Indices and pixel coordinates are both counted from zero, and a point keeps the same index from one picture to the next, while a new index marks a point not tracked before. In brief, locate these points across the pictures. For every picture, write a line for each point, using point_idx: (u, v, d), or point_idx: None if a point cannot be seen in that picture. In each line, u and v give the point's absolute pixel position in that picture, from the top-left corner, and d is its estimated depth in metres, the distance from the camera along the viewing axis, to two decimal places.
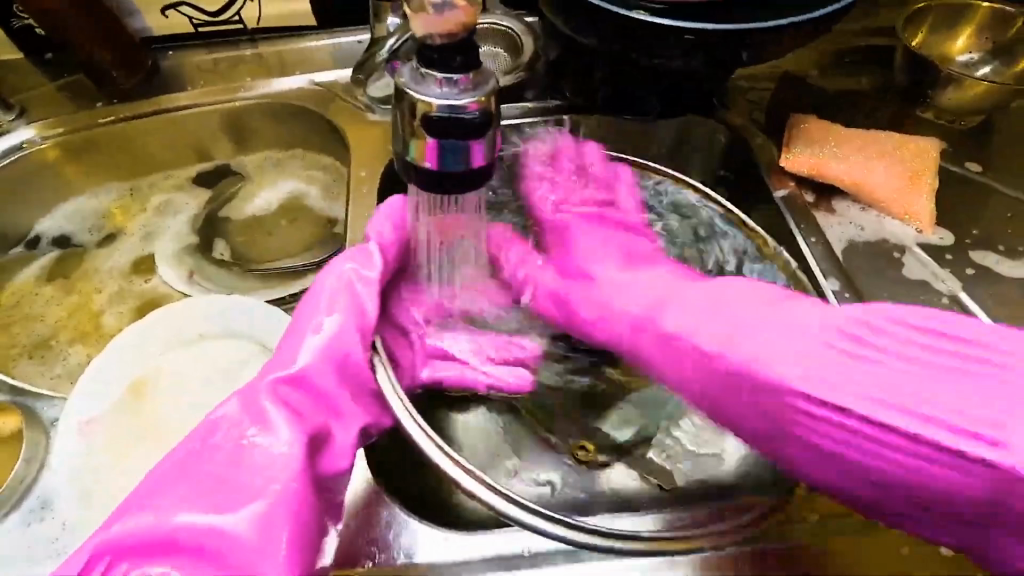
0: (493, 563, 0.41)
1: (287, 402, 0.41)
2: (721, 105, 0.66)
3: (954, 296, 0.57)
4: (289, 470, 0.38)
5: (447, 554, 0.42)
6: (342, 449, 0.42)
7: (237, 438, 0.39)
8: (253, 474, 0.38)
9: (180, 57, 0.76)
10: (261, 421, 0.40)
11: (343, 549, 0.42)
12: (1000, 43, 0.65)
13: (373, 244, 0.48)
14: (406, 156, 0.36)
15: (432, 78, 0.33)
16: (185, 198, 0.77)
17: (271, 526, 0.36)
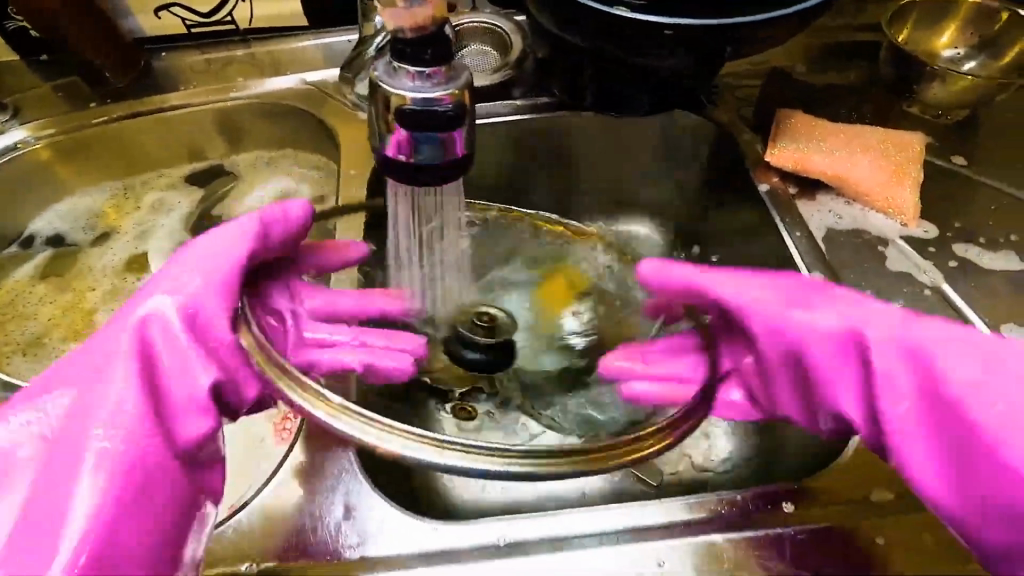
0: (488, 551, 0.40)
1: (134, 378, 0.36)
2: (709, 103, 0.65)
3: (937, 288, 0.55)
4: (128, 434, 0.34)
5: (436, 544, 0.41)
6: (196, 415, 0.36)
7: (83, 412, 0.35)
8: (82, 463, 0.34)
9: (172, 58, 0.74)
10: (100, 399, 0.35)
11: (312, 541, 0.41)
12: (984, 37, 0.65)
13: (248, 218, 0.42)
14: (378, 152, 0.31)
15: (404, 71, 0.29)
16: (179, 196, 0.74)
17: (107, 520, 0.32)
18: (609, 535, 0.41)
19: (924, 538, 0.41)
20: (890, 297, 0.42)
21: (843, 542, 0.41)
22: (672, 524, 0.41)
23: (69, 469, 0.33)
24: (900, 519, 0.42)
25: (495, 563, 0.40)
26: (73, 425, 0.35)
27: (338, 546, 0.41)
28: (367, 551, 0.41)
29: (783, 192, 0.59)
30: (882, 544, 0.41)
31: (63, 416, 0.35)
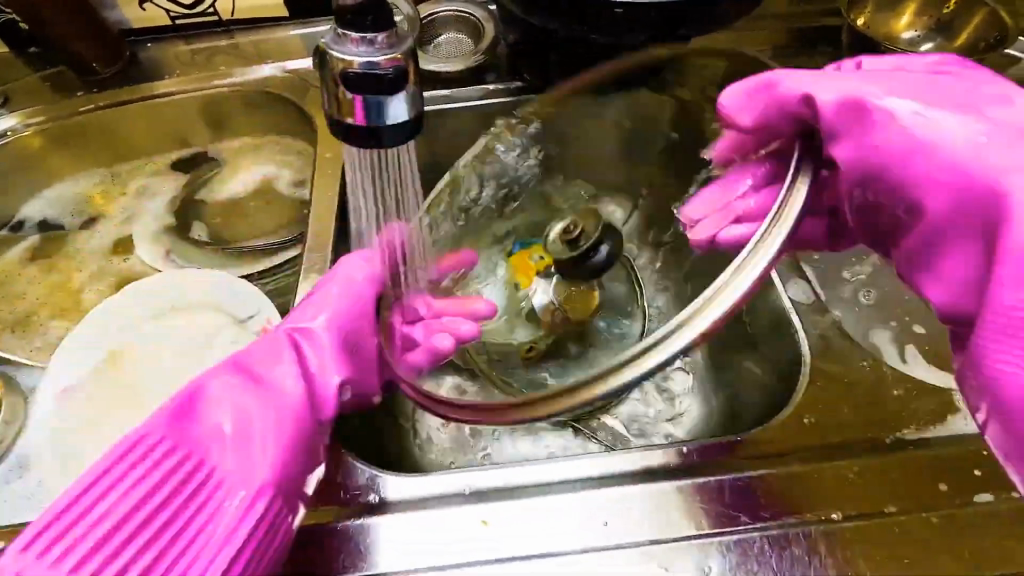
0: (452, 499, 0.44)
1: (302, 359, 0.45)
2: (675, 85, 0.68)
3: None
4: (276, 408, 0.42)
5: (411, 490, 0.45)
6: (328, 382, 0.45)
7: (224, 408, 0.41)
8: (261, 400, 0.42)
9: (157, 48, 0.77)
10: (272, 367, 0.44)
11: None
12: (940, 20, 0.67)
13: (361, 276, 0.49)
14: (333, 118, 0.34)
15: (348, 38, 0.31)
16: (164, 182, 0.76)
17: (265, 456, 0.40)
18: (565, 483, 0.44)
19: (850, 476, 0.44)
20: (953, 92, 0.44)
21: (775, 490, 0.44)
22: (619, 473, 0.45)
23: (187, 481, 0.39)
24: (830, 465, 0.45)
25: (471, 506, 0.44)
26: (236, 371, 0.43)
27: (317, 497, 0.45)
28: (355, 498, 0.45)
29: None
30: (812, 489, 0.44)
31: (224, 390, 0.42)
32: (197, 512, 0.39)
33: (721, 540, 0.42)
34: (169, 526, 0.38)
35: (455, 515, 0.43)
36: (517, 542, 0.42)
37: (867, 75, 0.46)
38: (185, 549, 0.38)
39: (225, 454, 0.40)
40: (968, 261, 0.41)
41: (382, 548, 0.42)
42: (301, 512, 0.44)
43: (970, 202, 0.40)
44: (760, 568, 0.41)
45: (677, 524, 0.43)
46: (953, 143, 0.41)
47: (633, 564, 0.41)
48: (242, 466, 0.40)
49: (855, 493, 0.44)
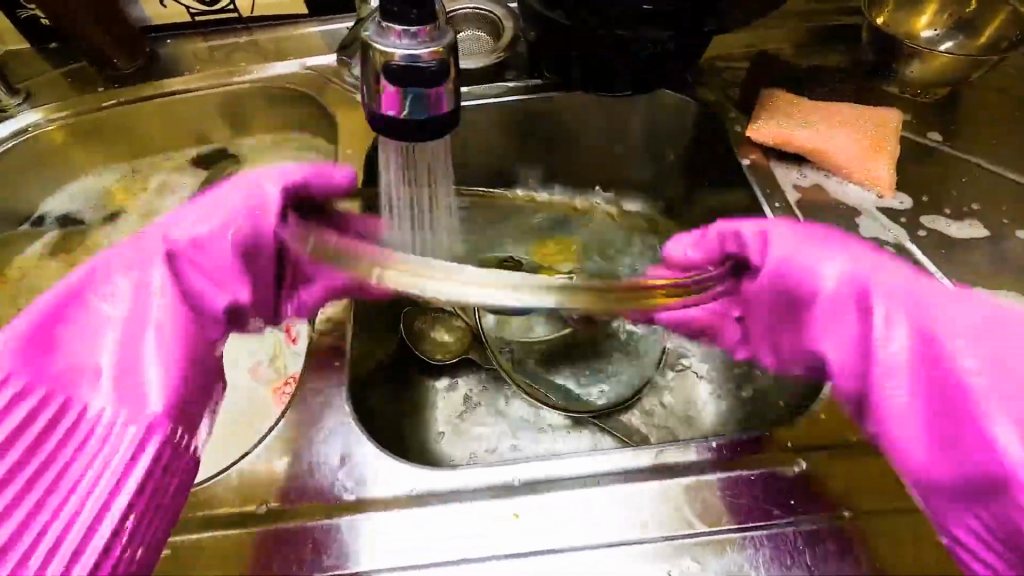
0: (475, 492, 0.44)
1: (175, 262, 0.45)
2: (694, 83, 0.68)
3: (901, 244, 0.58)
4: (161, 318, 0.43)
5: (434, 483, 0.45)
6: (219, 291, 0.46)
7: (88, 331, 0.43)
8: (141, 312, 0.44)
9: (177, 45, 0.78)
10: (151, 274, 0.45)
11: (321, 484, 0.45)
12: (961, 18, 0.67)
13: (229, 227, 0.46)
14: (373, 109, 0.34)
15: (391, 30, 0.32)
16: (184, 178, 0.77)
17: (156, 368, 0.42)
18: (595, 477, 0.45)
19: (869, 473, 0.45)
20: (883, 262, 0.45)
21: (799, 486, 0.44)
22: (648, 469, 0.45)
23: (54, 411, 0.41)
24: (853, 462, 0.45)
25: (499, 499, 0.44)
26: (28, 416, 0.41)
27: (350, 488, 0.45)
28: (385, 490, 0.45)
29: (763, 165, 0.62)
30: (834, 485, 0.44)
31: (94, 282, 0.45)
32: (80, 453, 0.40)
33: (753, 535, 0.42)
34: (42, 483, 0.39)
35: (483, 509, 0.43)
36: (546, 535, 0.42)
37: (797, 234, 0.47)
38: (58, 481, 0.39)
39: (89, 361, 0.42)
40: (860, 325, 0.45)
41: (415, 540, 0.42)
42: (324, 505, 0.44)
43: (941, 399, 0.42)
44: (793, 561, 0.42)
45: (709, 518, 0.43)
46: (835, 279, 0.45)
47: (665, 558, 0.42)
48: (122, 386, 0.42)
49: (875, 490, 0.44)
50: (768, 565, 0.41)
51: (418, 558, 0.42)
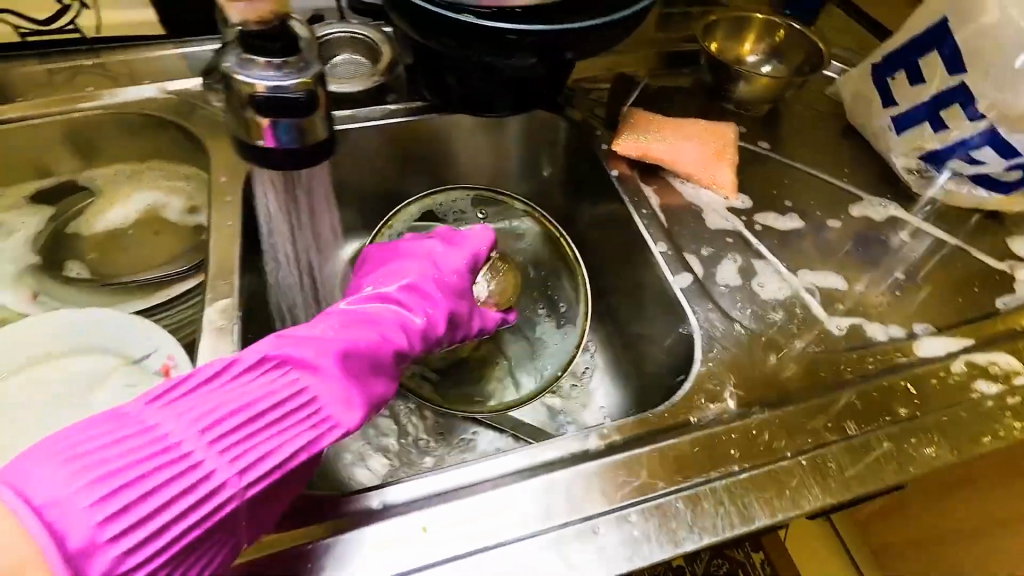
0: (437, 498, 0.46)
1: (207, 373, 0.40)
2: (564, 103, 0.75)
3: (738, 232, 0.68)
4: (217, 405, 0.39)
5: (394, 497, 0.46)
6: (258, 374, 0.42)
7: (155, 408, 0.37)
8: (260, 386, 0.41)
9: (4, 68, 0.69)
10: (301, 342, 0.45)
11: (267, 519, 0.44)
12: (774, 47, 0.80)
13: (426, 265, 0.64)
14: (243, 135, 0.34)
15: (255, 62, 0.31)
16: (23, 217, 0.68)
17: (203, 432, 0.37)
18: (483, 483, 0.47)
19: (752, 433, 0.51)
20: None
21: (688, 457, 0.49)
22: (537, 465, 0.48)
23: (298, 369, 0.43)
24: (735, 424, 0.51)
25: (412, 514, 0.45)
26: (350, 373, 0.45)
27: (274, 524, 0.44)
28: (301, 521, 0.45)
29: (630, 176, 0.69)
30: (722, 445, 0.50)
31: (328, 332, 0.48)
32: (174, 480, 0.35)
33: (635, 508, 0.47)
34: (143, 470, 0.34)
35: (398, 523, 0.45)
36: (462, 538, 0.44)
37: None
38: (170, 487, 0.35)
39: (195, 416, 0.38)
40: None
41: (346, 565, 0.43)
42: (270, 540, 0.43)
43: None
44: (676, 525, 0.46)
45: (590, 503, 0.46)
46: None
47: (559, 546, 0.44)
48: (177, 436, 0.37)
49: (759, 441, 0.51)
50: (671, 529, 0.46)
51: (397, 566, 0.43)
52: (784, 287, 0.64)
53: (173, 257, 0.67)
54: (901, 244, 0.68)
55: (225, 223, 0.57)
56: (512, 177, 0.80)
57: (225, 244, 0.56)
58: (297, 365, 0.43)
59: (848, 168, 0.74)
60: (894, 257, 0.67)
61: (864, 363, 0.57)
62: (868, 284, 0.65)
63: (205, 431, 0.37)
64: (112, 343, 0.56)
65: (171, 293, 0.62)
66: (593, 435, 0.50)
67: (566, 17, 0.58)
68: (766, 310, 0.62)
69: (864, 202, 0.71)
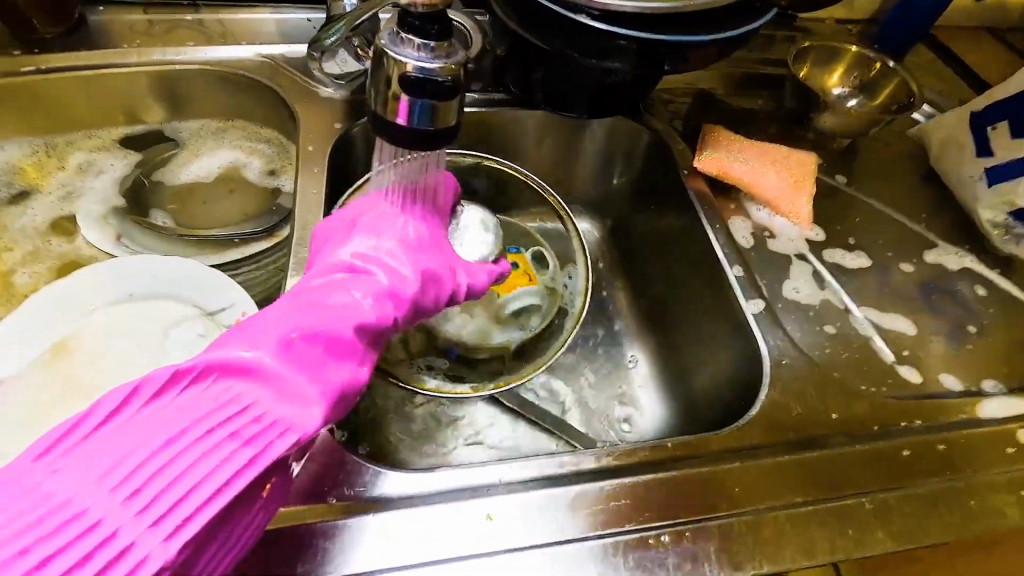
0: (462, 492, 0.44)
1: (111, 403, 0.35)
2: (646, 112, 0.75)
3: (802, 254, 0.68)
4: (121, 441, 0.34)
5: (410, 486, 0.44)
6: (179, 395, 0.36)
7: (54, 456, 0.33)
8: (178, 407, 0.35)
9: (112, 14, 0.71)
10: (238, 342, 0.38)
11: (300, 491, 0.43)
12: (864, 80, 0.78)
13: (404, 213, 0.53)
14: (379, 112, 0.35)
15: (410, 43, 0.32)
16: (112, 159, 0.70)
17: (104, 476, 0.32)
18: (531, 481, 0.45)
19: (823, 465, 0.48)
20: None
21: (762, 484, 0.47)
22: (573, 472, 0.46)
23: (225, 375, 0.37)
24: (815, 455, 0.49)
25: (476, 500, 0.44)
26: (298, 364, 0.39)
27: (333, 492, 0.44)
28: (362, 493, 0.44)
29: (708, 194, 0.68)
30: (792, 476, 0.47)
31: (268, 317, 0.41)
32: (80, 539, 0.31)
33: (688, 527, 0.44)
34: (33, 537, 0.30)
35: (461, 509, 0.43)
36: (521, 531, 0.43)
37: None
38: (76, 548, 0.31)
39: (96, 454, 0.33)
40: None
41: (412, 542, 0.42)
42: (308, 509, 0.43)
43: None
44: (738, 547, 0.44)
45: (641, 516, 0.44)
46: None
47: (603, 557, 0.43)
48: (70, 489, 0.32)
49: (826, 471, 0.48)
50: (735, 561, 0.43)
51: (420, 557, 0.41)
52: (816, 290, 0.65)
53: (248, 217, 0.69)
54: (973, 297, 0.66)
55: (311, 190, 0.59)
56: (580, 179, 0.80)
57: (312, 211, 0.57)
58: (226, 371, 0.37)
59: (925, 212, 0.73)
60: (964, 309, 0.66)
61: (945, 416, 0.54)
62: (935, 333, 0.64)
63: (109, 476, 0.32)
64: (191, 293, 0.57)
65: (248, 250, 0.64)
66: (638, 448, 0.47)
67: (672, 27, 0.57)
68: (834, 346, 0.61)
69: (940, 249, 0.70)
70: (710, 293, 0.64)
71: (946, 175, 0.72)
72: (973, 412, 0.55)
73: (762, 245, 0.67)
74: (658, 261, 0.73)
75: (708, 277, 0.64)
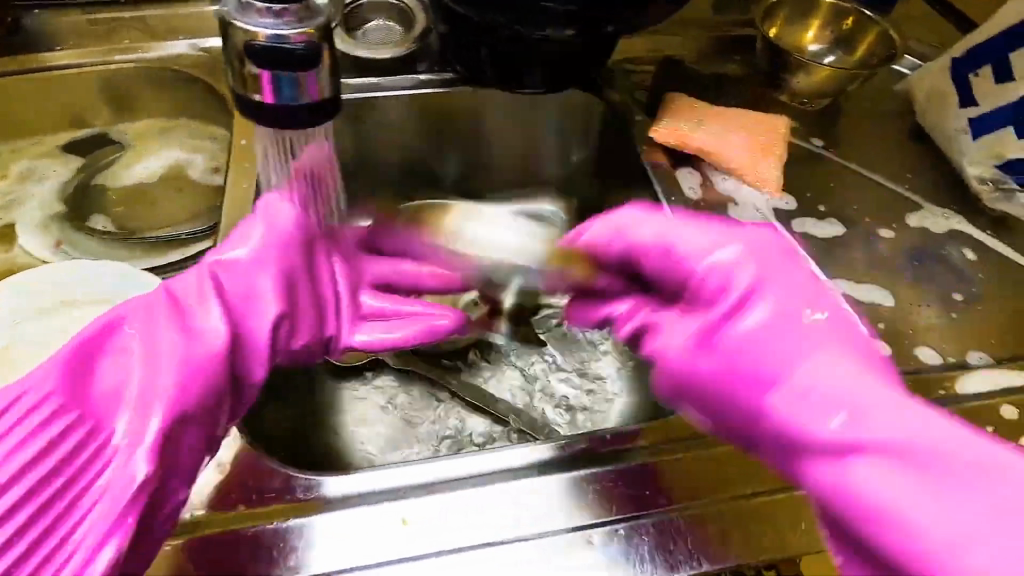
0: (380, 496, 0.41)
1: None
2: (603, 84, 0.70)
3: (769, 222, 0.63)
4: None
5: (326, 491, 0.41)
6: None
7: None
8: None
9: (47, 16, 0.70)
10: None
11: (209, 498, 0.41)
12: (841, 34, 0.73)
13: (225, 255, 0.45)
14: (238, 89, 0.32)
15: (255, 8, 0.30)
16: (54, 165, 0.69)
17: None
18: (459, 481, 0.42)
19: None
20: None
21: (706, 473, 0.43)
22: (510, 468, 0.43)
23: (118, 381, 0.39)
24: None
25: (394, 503, 0.41)
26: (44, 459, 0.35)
27: (244, 499, 0.41)
28: (274, 499, 0.41)
29: (666, 166, 0.64)
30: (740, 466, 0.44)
31: (144, 323, 0.41)
32: None
33: (630, 525, 0.41)
34: None
35: (377, 513, 0.40)
36: (443, 536, 0.40)
37: None
38: None
39: None
40: None
41: (326, 548, 0.39)
42: (215, 516, 0.40)
43: None
44: (676, 546, 0.41)
45: (579, 513, 0.41)
46: None
47: (530, 559, 0.40)
48: None
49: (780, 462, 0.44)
50: (666, 559, 0.40)
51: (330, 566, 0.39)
52: None
53: (192, 216, 0.67)
54: (962, 262, 0.61)
55: (239, 184, 0.56)
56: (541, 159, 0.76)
57: (240, 205, 0.55)
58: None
59: (910, 173, 0.68)
60: (954, 276, 0.60)
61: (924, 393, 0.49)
62: (921, 303, 0.58)
63: None
64: (123, 296, 0.55)
65: (188, 251, 0.62)
66: (579, 440, 0.44)
67: None
68: None
69: (926, 212, 0.65)
70: None
71: (933, 131, 0.66)
72: (953, 388, 0.50)
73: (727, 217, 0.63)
74: None
75: None
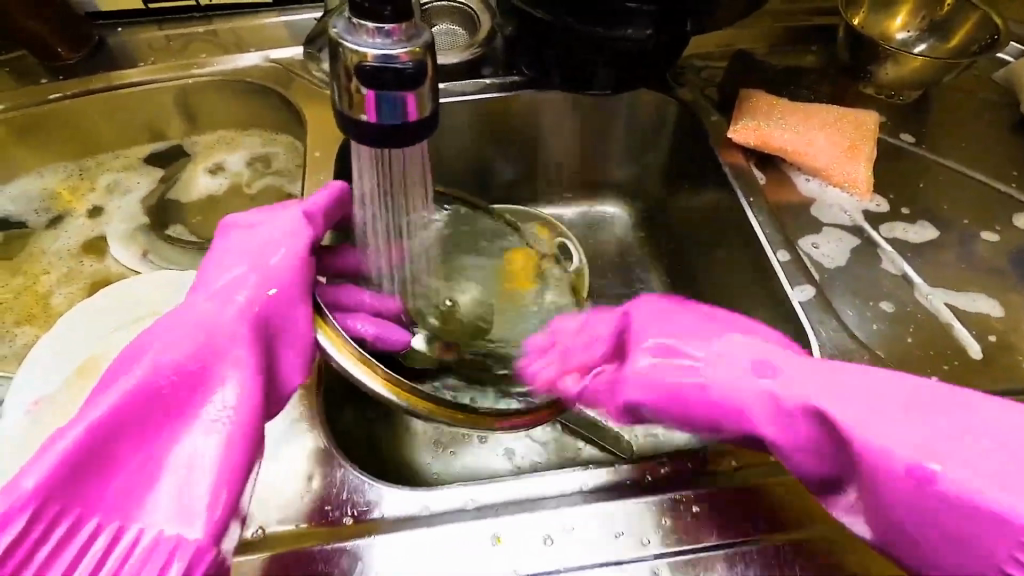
0: (469, 513, 0.41)
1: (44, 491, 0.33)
2: (674, 83, 0.68)
3: (858, 225, 0.60)
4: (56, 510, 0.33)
5: (417, 506, 0.42)
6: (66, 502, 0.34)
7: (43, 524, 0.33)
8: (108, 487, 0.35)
9: (127, 34, 0.72)
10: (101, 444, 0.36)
11: (310, 511, 0.42)
12: (933, 21, 0.68)
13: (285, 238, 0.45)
14: (342, 108, 0.32)
15: (364, 28, 0.30)
16: (137, 178, 0.72)
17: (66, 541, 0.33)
18: (548, 500, 0.42)
19: None
20: None
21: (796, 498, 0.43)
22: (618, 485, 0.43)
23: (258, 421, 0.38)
24: None
25: (483, 520, 0.41)
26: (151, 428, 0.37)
27: (347, 512, 0.42)
28: (371, 512, 0.42)
29: (745, 166, 0.61)
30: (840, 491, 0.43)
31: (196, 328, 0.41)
32: (93, 538, 0.33)
33: (716, 552, 0.41)
34: (65, 546, 0.33)
35: (466, 529, 0.41)
36: (536, 556, 0.40)
37: None
38: (68, 547, 0.33)
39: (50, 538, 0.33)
40: None
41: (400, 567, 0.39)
42: (317, 527, 0.41)
43: None
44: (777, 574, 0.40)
45: (672, 536, 0.41)
46: None
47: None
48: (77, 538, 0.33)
49: None
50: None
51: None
52: (844, 254, 0.58)
53: None
54: None
55: None
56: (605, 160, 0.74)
57: None
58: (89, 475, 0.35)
59: (1014, 171, 0.63)
60: None
61: None
62: None
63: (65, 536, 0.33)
64: None
65: None
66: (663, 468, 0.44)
67: None
68: (900, 331, 0.53)
69: None
70: (749, 279, 0.57)
71: None
72: None
73: (810, 220, 0.60)
74: (692, 245, 0.66)
75: (751, 262, 0.57)
